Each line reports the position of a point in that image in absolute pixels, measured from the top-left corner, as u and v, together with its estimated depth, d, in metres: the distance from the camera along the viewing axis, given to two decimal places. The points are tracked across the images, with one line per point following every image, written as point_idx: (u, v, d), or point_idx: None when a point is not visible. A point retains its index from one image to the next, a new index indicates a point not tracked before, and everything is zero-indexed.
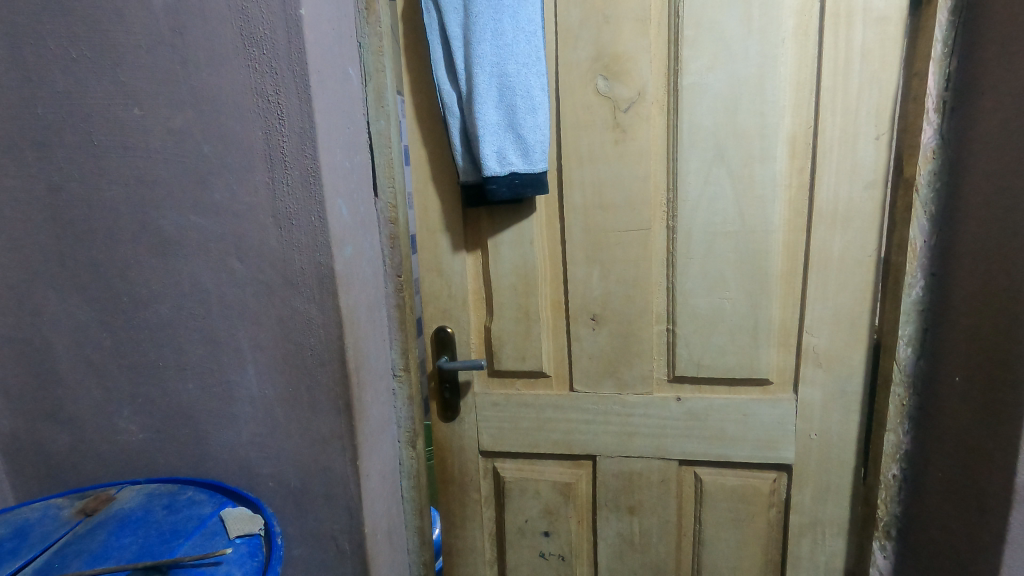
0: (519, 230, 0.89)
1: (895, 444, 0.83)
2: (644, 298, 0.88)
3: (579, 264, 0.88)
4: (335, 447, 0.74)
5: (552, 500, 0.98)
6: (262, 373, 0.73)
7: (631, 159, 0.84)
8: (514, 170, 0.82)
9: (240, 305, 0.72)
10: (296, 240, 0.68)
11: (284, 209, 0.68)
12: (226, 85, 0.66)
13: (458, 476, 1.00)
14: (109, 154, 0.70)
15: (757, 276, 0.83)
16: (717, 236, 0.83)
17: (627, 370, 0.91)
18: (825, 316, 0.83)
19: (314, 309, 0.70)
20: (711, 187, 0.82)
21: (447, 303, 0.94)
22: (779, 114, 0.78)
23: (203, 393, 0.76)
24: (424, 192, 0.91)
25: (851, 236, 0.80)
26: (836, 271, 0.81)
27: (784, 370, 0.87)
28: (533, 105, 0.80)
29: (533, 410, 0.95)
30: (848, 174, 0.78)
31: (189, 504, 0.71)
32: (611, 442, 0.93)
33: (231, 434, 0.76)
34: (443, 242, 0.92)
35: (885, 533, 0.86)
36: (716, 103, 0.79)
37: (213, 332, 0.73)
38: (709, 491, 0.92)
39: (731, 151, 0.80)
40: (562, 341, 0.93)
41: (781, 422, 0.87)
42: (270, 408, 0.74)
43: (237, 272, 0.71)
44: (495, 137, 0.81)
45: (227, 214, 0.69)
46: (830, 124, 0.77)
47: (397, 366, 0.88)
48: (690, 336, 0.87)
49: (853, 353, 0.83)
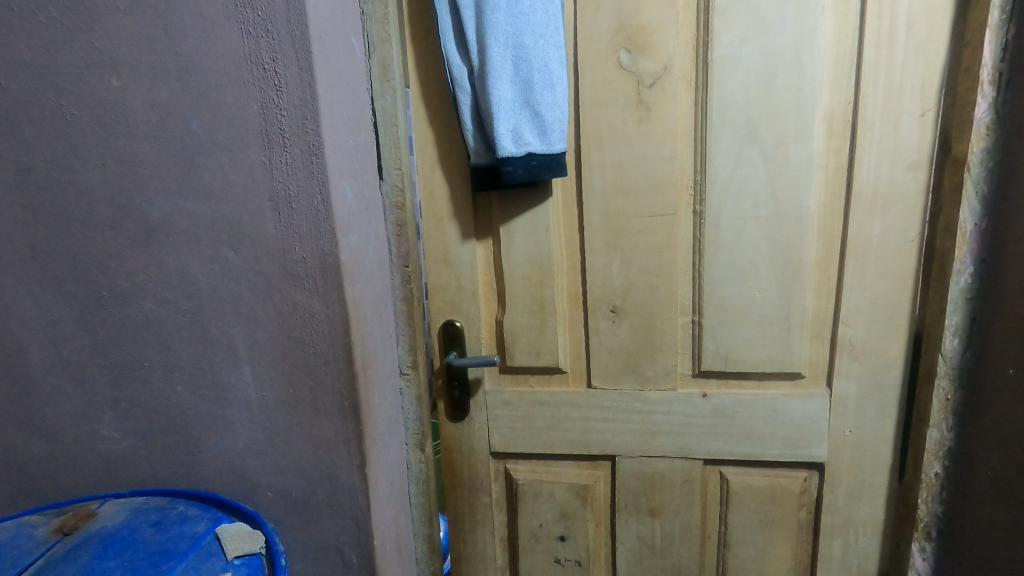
0: (533, 217, 0.83)
1: (938, 441, 0.78)
2: (668, 288, 0.82)
3: (599, 253, 0.83)
4: (340, 452, 0.68)
5: (568, 503, 0.93)
6: (259, 373, 0.67)
7: (657, 138, 0.78)
8: (530, 150, 0.76)
9: (236, 299, 0.65)
10: (297, 226, 0.62)
11: (283, 191, 0.61)
12: (214, 53, 0.58)
13: (468, 479, 0.95)
14: (84, 130, 0.63)
15: (789, 264, 0.78)
16: (747, 221, 0.78)
17: (649, 364, 0.85)
18: (862, 306, 0.77)
19: (317, 303, 0.64)
20: (742, 168, 0.76)
21: (456, 296, 0.89)
22: (817, 89, 0.73)
23: (193, 396, 0.69)
24: (431, 177, 0.85)
25: (892, 221, 0.75)
26: (874, 258, 0.76)
27: (816, 364, 0.81)
28: (551, 80, 0.74)
29: (548, 408, 0.90)
30: (890, 154, 0.73)
31: (180, 520, 0.64)
32: (632, 441, 0.88)
33: (225, 441, 0.70)
34: (451, 230, 0.86)
35: (925, 534, 0.81)
36: (749, 78, 0.74)
37: (205, 328, 0.66)
38: (736, 492, 0.87)
39: (765, 129, 0.75)
40: (580, 334, 0.88)
41: (814, 419, 0.82)
42: (268, 411, 0.68)
43: (231, 263, 0.64)
44: (510, 114, 0.75)
45: (219, 197, 0.62)
46: (871, 100, 0.72)
47: (404, 363, 0.81)
48: (718, 328, 0.82)
49: (892, 345, 0.78)
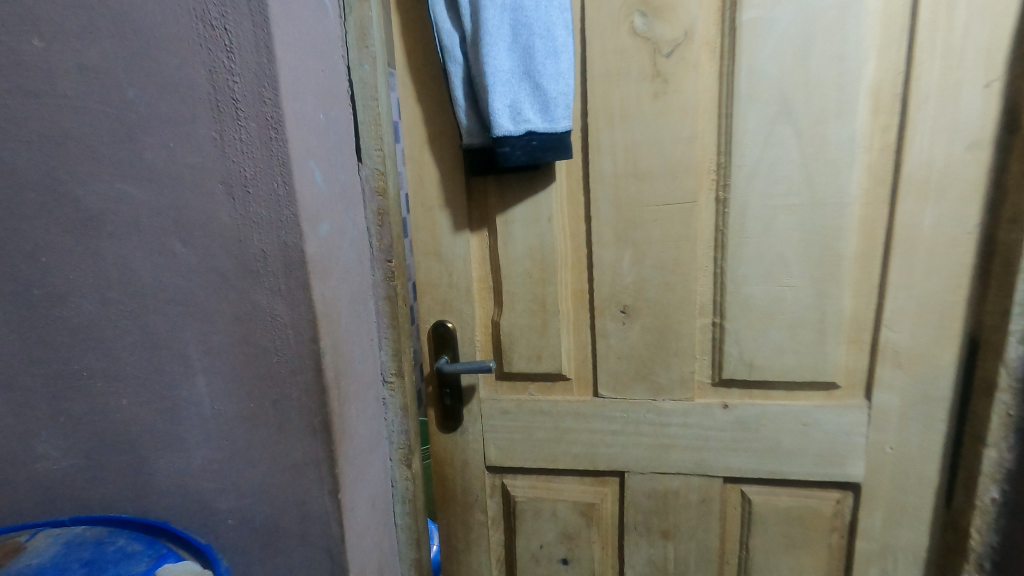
0: (534, 205, 0.74)
1: (996, 462, 0.66)
2: (686, 286, 0.73)
3: (607, 246, 0.73)
4: (310, 476, 0.59)
5: (572, 523, 0.84)
6: (216, 385, 0.58)
7: (675, 116, 0.68)
8: (531, 129, 0.67)
9: (187, 299, 0.56)
10: (255, 215, 0.53)
11: (239, 173, 0.52)
12: (153, 7, 0.49)
13: (462, 495, 0.87)
14: (6, 101, 0.53)
15: (826, 260, 0.69)
16: (778, 210, 0.68)
17: (663, 372, 0.76)
18: (909, 307, 0.68)
19: (280, 304, 0.55)
20: (773, 150, 0.67)
21: (448, 294, 0.79)
22: (863, 57, 0.63)
23: (142, 410, 0.60)
24: (420, 160, 0.76)
25: (946, 210, 0.65)
26: (924, 252, 0.66)
27: (853, 373, 0.72)
28: (555, 48, 0.65)
29: (550, 418, 0.81)
30: (945, 132, 0.63)
31: (117, 559, 0.54)
32: (643, 455, 0.79)
33: (179, 462, 0.61)
34: (442, 221, 0.77)
35: (977, 566, 0.70)
36: (783, 44, 0.64)
37: (152, 332, 0.57)
38: (759, 514, 0.78)
39: (801, 103, 0.65)
40: (586, 337, 0.78)
41: (849, 434, 0.73)
42: (228, 428, 0.59)
43: (181, 258, 0.55)
44: (508, 87, 0.66)
45: (164, 180, 0.53)
46: (926, 69, 0.62)
47: (388, 370, 0.72)
48: (742, 332, 0.73)
49: (942, 351, 0.68)
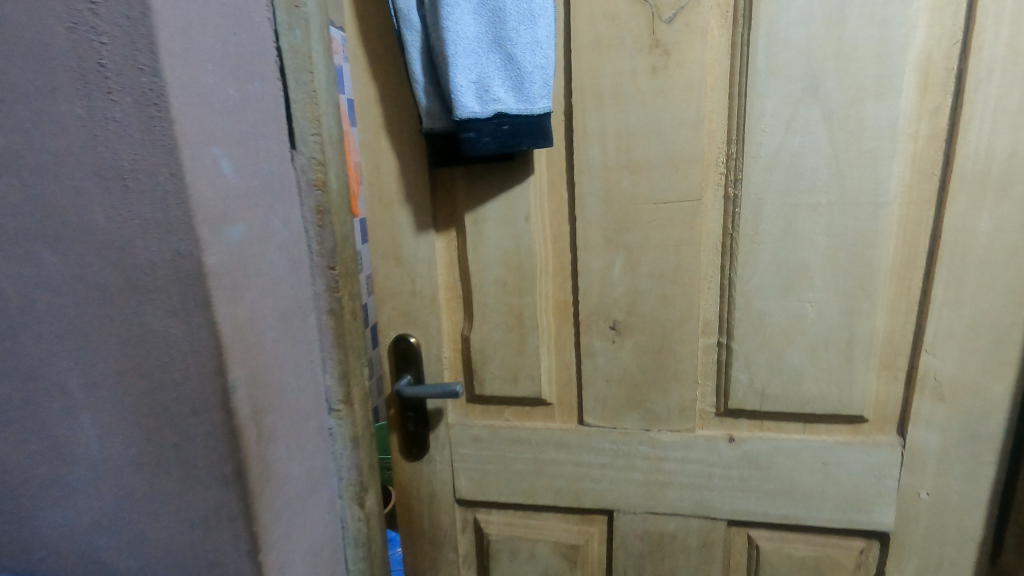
0: (509, 202, 0.62)
1: None
2: (688, 299, 0.61)
3: (596, 251, 0.62)
4: (223, 537, 0.47)
5: (553, 566, 0.73)
6: (101, 427, 0.46)
7: (677, 95, 0.56)
8: (501, 110, 0.55)
9: (56, 319, 0.44)
10: (139, 218, 0.41)
11: (117, 163, 0.40)
12: None
13: (429, 531, 0.76)
14: None
15: (857, 270, 0.57)
16: (800, 211, 0.56)
17: (660, 398, 0.65)
18: (957, 329, 0.56)
19: (176, 330, 0.43)
20: (797, 137, 0.55)
21: (411, 304, 0.68)
22: (910, 21, 0.51)
23: (18, 454, 0.49)
24: (376, 147, 0.64)
25: (1007, 213, 0.53)
26: (978, 263, 0.55)
27: (885, 404, 0.61)
28: (530, 10, 0.53)
29: (528, 448, 0.70)
30: (1011, 116, 0.51)
31: None
32: (635, 493, 0.68)
33: (66, 516, 0.50)
34: (402, 219, 0.65)
35: None
36: (812, 5, 0.52)
37: (22, 361, 0.46)
38: (770, 563, 0.67)
39: (832, 80, 0.53)
40: (570, 357, 0.67)
41: (878, 475, 0.62)
42: (120, 478, 0.48)
43: (47, 269, 0.43)
44: (472, 59, 0.54)
45: (21, 171, 0.41)
46: (990, 37, 0.50)
47: (333, 398, 0.60)
48: (754, 354, 0.61)
49: (994, 382, 0.57)
